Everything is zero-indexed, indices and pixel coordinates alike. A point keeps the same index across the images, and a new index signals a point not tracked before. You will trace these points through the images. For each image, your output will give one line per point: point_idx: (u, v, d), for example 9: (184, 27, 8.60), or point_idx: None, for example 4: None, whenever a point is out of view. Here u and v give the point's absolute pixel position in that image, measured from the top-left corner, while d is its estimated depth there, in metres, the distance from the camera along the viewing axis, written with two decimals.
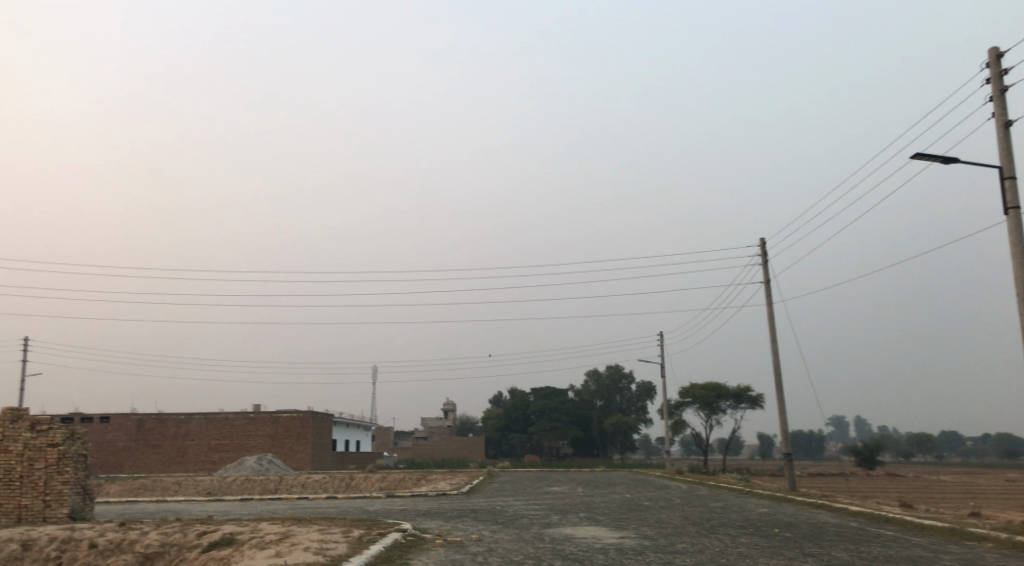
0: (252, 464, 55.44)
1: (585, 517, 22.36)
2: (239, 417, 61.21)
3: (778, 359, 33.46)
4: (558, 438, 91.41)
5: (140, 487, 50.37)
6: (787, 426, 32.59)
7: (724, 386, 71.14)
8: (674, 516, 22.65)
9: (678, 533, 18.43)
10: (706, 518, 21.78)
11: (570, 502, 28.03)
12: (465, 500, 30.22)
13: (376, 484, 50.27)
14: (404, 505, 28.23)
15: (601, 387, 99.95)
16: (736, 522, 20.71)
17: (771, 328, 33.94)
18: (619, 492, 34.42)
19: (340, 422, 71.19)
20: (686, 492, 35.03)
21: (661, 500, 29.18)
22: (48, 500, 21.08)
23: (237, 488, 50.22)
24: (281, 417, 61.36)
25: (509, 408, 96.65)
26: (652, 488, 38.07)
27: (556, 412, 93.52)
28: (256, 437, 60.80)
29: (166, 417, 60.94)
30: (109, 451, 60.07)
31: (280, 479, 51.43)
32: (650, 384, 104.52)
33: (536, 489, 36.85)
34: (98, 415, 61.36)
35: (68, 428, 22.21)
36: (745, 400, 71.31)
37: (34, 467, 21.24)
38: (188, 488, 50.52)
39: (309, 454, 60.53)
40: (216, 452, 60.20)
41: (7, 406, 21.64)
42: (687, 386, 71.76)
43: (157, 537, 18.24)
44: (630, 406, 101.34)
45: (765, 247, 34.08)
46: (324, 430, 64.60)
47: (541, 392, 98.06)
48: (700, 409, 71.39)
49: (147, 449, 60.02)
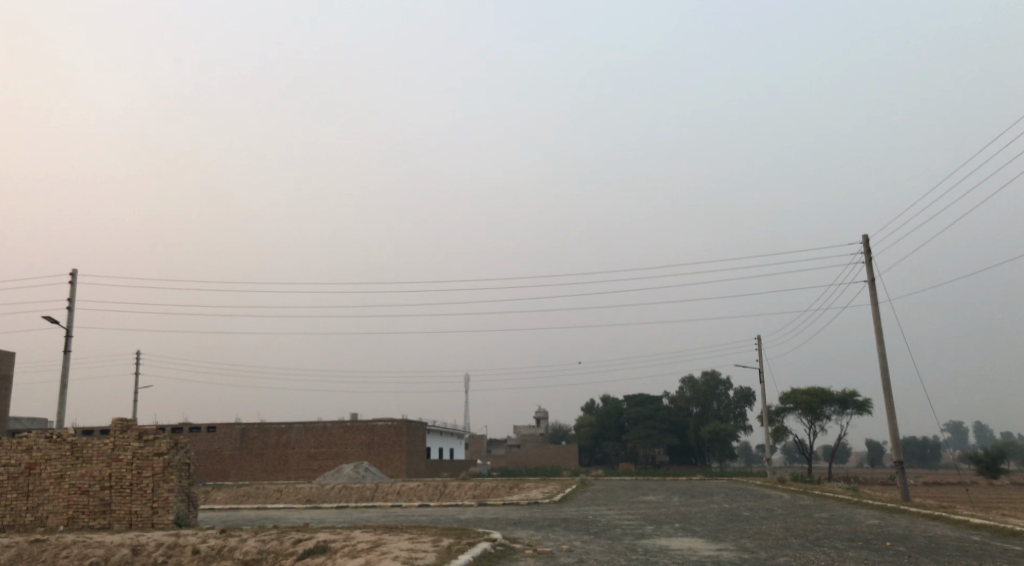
0: (350, 472, 56.74)
1: (680, 528, 21.55)
2: (337, 425, 62.84)
3: (885, 361, 31.53)
4: (653, 446, 89.64)
5: (245, 494, 52.35)
6: (898, 433, 30.64)
7: (828, 391, 67.95)
8: (775, 527, 21.54)
9: (779, 545, 17.44)
10: (810, 530, 20.60)
11: (665, 512, 27.15)
12: (557, 509, 29.79)
13: (470, 492, 50.43)
14: (495, 514, 28.06)
15: (697, 394, 97.45)
16: (843, 534, 19.46)
17: (878, 329, 32.03)
18: (716, 501, 33.22)
19: (433, 430, 72.06)
20: (788, 502, 33.46)
21: (762, 510, 27.89)
22: (155, 506, 22.01)
23: (335, 495, 51.47)
24: (376, 425, 62.63)
25: (602, 416, 95.54)
26: (752, 497, 36.63)
27: (650, 420, 91.77)
28: (353, 445, 62.26)
29: (268, 426, 63.24)
30: (216, 459, 62.80)
31: (376, 487, 52.38)
32: (748, 389, 101.16)
33: (630, 498, 36.03)
34: (206, 425, 64.26)
35: (172, 438, 23.14)
36: (851, 406, 67.87)
37: (142, 475, 22.22)
38: (290, 496, 52.14)
39: (404, 462, 61.49)
40: (315, 461, 61.99)
41: (117, 417, 22.78)
42: (788, 391, 68.95)
43: (255, 544, 18.69)
44: (728, 413, 98.31)
45: (868, 244, 32.22)
46: (418, 438, 65.49)
47: (635, 398, 96.45)
48: (802, 415, 68.43)
49: (251, 457, 62.44)
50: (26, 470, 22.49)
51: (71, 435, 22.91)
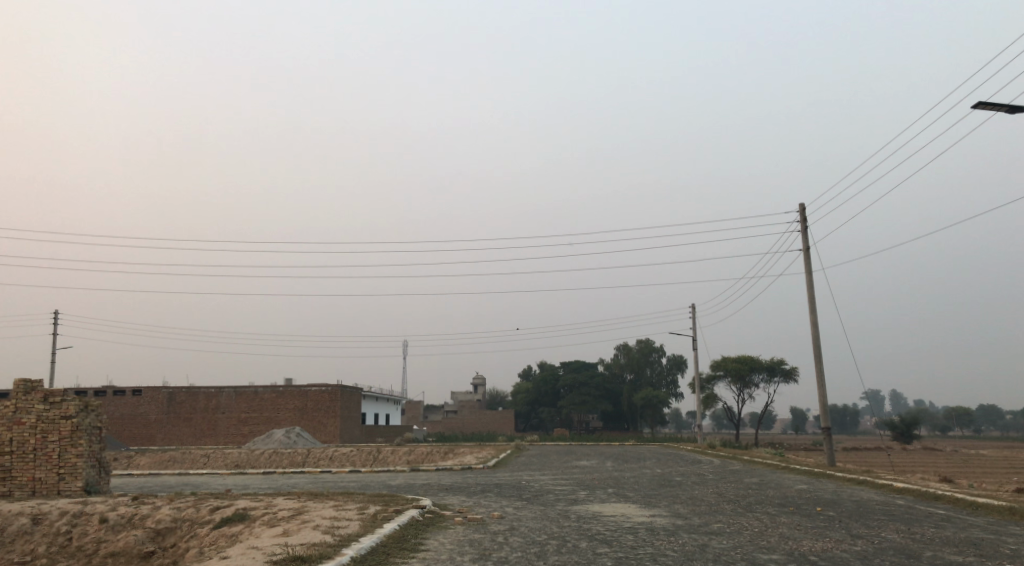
0: (281, 437, 55.36)
1: (613, 493, 21.30)
2: (269, 390, 61.17)
3: (817, 330, 31.96)
4: (588, 412, 90.58)
5: (170, 459, 50.53)
6: (827, 400, 31.19)
7: (756, 359, 69.51)
8: (707, 492, 21.51)
9: (712, 511, 17.26)
10: (742, 496, 20.62)
11: (598, 477, 26.99)
12: (490, 474, 29.42)
13: (404, 457, 49.81)
14: (427, 480, 27.46)
15: (631, 361, 98.78)
16: (774, 500, 19.49)
17: (811, 298, 32.41)
18: (649, 467, 33.41)
19: (369, 395, 71.09)
20: (719, 467, 33.86)
21: (694, 476, 28.02)
22: (62, 473, 20.63)
23: (265, 461, 50.14)
24: (310, 390, 61.19)
25: (538, 382, 95.97)
26: (684, 462, 37.05)
27: (586, 386, 92.60)
28: (286, 410, 60.79)
29: (197, 390, 61.14)
30: (141, 423, 60.49)
31: (308, 452, 51.21)
32: (680, 357, 103.06)
33: (563, 463, 35.98)
34: (131, 389, 61.71)
35: (82, 400, 21.65)
36: (779, 374, 69.60)
37: (47, 439, 20.77)
38: (217, 461, 50.57)
39: (338, 427, 60.33)
40: (246, 425, 60.34)
41: (20, 378, 21.21)
42: (719, 358, 70.25)
43: (169, 512, 17.61)
44: (661, 380, 100.00)
45: (804, 212, 32.42)
46: (353, 404, 64.38)
47: (571, 365, 97.09)
48: (731, 382, 69.95)
49: (179, 422, 60.38)
50: None
51: None
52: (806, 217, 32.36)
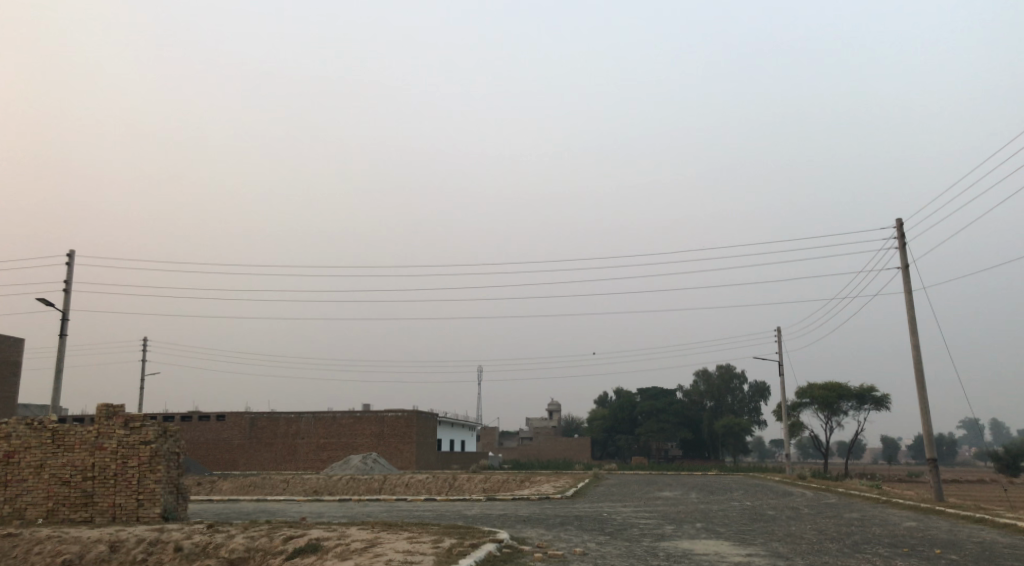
0: (358, 463, 55.47)
1: (702, 529, 19.95)
2: (347, 415, 61.54)
3: (919, 353, 29.68)
4: (666, 440, 87.96)
5: (251, 484, 51.12)
6: (932, 430, 28.81)
7: (845, 386, 66.00)
8: (806, 529, 19.89)
9: (815, 551, 15.79)
10: (846, 533, 18.97)
11: (684, 510, 25.53)
12: (569, 505, 28.26)
13: (479, 485, 48.99)
14: (504, 510, 26.53)
15: (711, 387, 95.73)
16: (883, 539, 17.80)
17: (911, 318, 30.18)
18: (737, 499, 31.56)
19: (444, 421, 70.84)
20: (813, 500, 31.70)
21: (788, 509, 26.22)
22: (141, 499, 20.65)
23: (343, 487, 50.19)
24: (386, 416, 61.26)
25: (614, 409, 93.91)
26: (774, 495, 34.96)
27: (664, 413, 90.03)
28: (363, 436, 60.99)
29: (278, 416, 62.07)
30: (225, 448, 61.72)
31: (385, 479, 51.02)
32: (763, 383, 99.22)
33: (645, 494, 34.44)
34: (215, 414, 63.13)
35: (161, 425, 21.75)
36: (869, 401, 65.80)
37: (127, 465, 20.85)
38: (296, 487, 50.90)
39: (414, 453, 60.11)
40: (324, 451, 60.78)
41: (103, 403, 21.46)
42: (805, 385, 67.04)
43: (242, 542, 17.22)
44: (742, 408, 96.43)
45: (902, 227, 30.32)
46: (429, 429, 64.17)
47: (648, 392, 94.70)
48: (818, 410, 66.56)
49: (260, 446, 61.31)
50: (5, 458, 21.11)
51: (53, 422, 21.50)
52: (904, 233, 30.25)
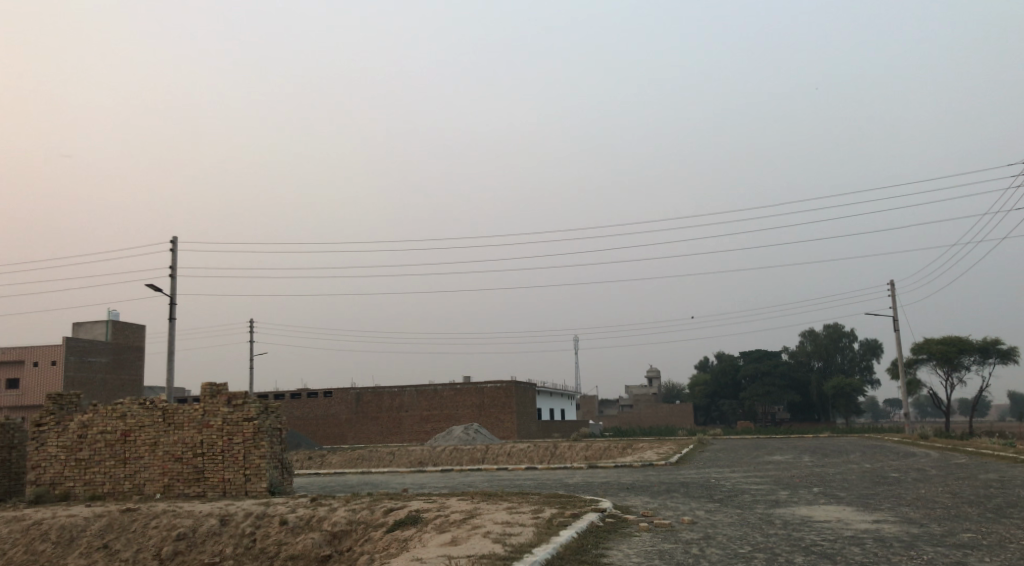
0: (460, 433, 56.04)
1: (821, 493, 18.59)
2: (447, 388, 62.24)
3: None
4: (773, 403, 84.97)
5: (359, 457, 52.40)
6: None
7: (966, 339, 61.51)
8: (937, 492, 18.20)
9: (953, 516, 14.27)
10: (985, 496, 17.23)
11: (798, 474, 24.08)
12: (675, 471, 27.21)
13: (581, 453, 48.50)
14: (607, 478, 25.84)
15: (818, 347, 91.72)
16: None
17: None
18: (855, 461, 29.66)
19: (543, 391, 70.71)
20: (941, 460, 29.45)
21: (914, 471, 24.30)
22: (248, 473, 21.12)
23: (446, 458, 50.78)
24: (486, 387, 61.58)
25: (717, 373, 91.37)
26: (895, 455, 32.79)
27: (769, 376, 86.92)
28: (465, 407, 61.57)
29: (381, 390, 63.47)
30: (334, 423, 63.69)
31: (487, 449, 51.28)
32: (875, 340, 94.18)
33: (753, 458, 32.93)
34: (322, 391, 65.12)
35: (262, 402, 22.15)
36: (994, 354, 61.12)
37: (233, 441, 21.34)
38: (401, 459, 51.88)
39: (514, 423, 60.25)
40: (428, 423, 61.80)
41: (206, 382, 22.00)
42: (921, 340, 62.95)
43: (344, 515, 17.22)
44: (853, 367, 91.95)
45: None
46: (528, 399, 64.14)
47: (751, 354, 91.63)
48: (937, 366, 62.42)
49: (367, 420, 62.93)
50: (121, 437, 21.94)
51: (163, 401, 22.24)
52: None
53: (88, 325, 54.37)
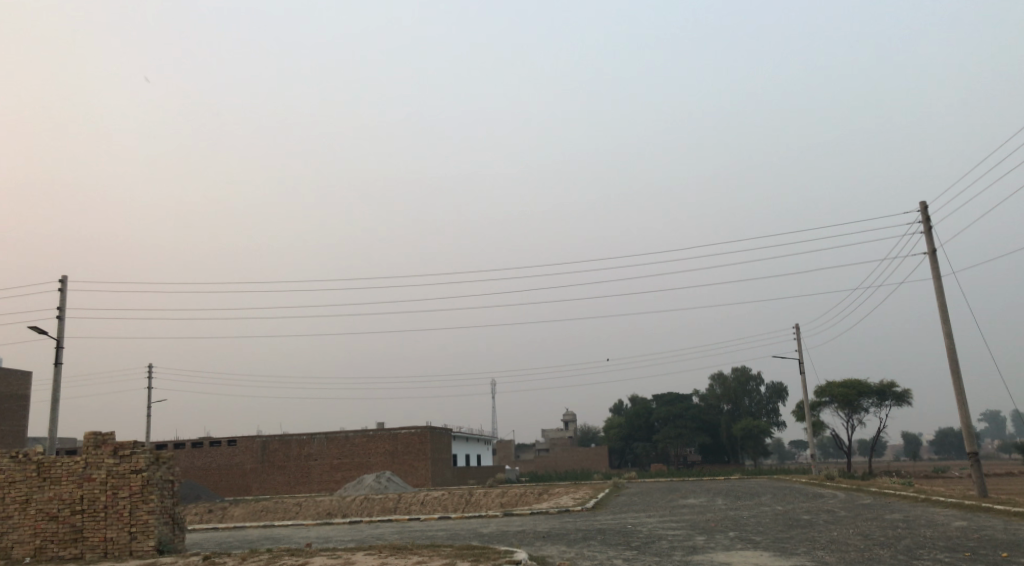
0: (372, 482, 54.08)
1: (736, 538, 18.47)
2: (360, 434, 60.21)
3: (952, 342, 28.08)
4: (685, 446, 86.10)
5: (263, 509, 49.67)
6: (971, 421, 27.13)
7: (864, 382, 64.10)
8: (848, 533, 18.34)
9: (867, 559, 14.28)
10: (894, 536, 17.42)
11: (713, 518, 23.99)
12: (591, 517, 26.74)
13: (497, 500, 47.46)
14: (522, 526, 25.08)
15: (728, 390, 93.85)
16: (936, 542, 16.23)
17: (942, 306, 28.62)
18: (766, 503, 29.92)
19: (459, 436, 69.42)
20: (847, 501, 30.09)
21: (824, 513, 24.57)
22: (134, 531, 19.35)
23: (357, 508, 48.75)
24: (400, 433, 59.83)
25: (631, 416, 92.11)
26: (804, 497, 33.36)
27: (681, 418, 88.21)
28: (377, 455, 59.59)
29: (290, 437, 60.81)
30: (238, 474, 60.45)
31: (400, 497, 49.60)
32: (780, 384, 97.19)
33: (669, 502, 32.84)
34: (226, 439, 61.89)
35: (153, 452, 20.49)
36: (890, 397, 63.86)
37: (118, 496, 19.56)
38: (309, 510, 49.49)
39: (429, 470, 58.59)
40: (338, 471, 59.42)
41: (90, 431, 20.20)
42: (824, 384, 65.22)
43: None
44: (760, 410, 94.47)
45: (927, 210, 28.78)
46: (443, 445, 62.72)
47: (664, 397, 92.86)
48: (838, 408, 64.67)
49: (274, 470, 60.06)
50: None
51: (38, 453, 20.24)
52: (929, 216, 28.70)
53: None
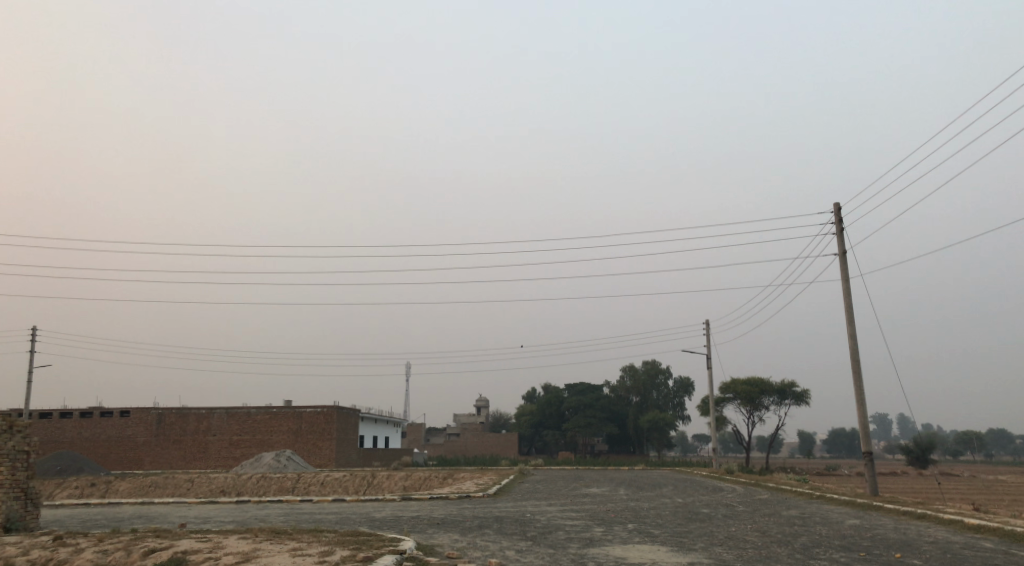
0: (270, 460, 51.92)
1: (635, 531, 17.86)
2: (263, 411, 57.79)
3: (856, 342, 28.51)
4: (593, 435, 86.76)
5: (151, 485, 46.88)
6: (867, 421, 27.62)
7: (766, 381, 65.79)
8: (745, 530, 18.07)
9: (766, 558, 13.84)
10: (791, 534, 17.16)
11: (613, 509, 23.49)
12: (491, 504, 25.99)
13: (400, 483, 46.19)
14: (418, 512, 24.00)
15: (637, 383, 95.10)
16: (831, 541, 16.05)
17: (849, 307, 29.03)
18: (667, 496, 29.80)
19: (368, 417, 67.64)
20: (744, 495, 30.34)
21: (723, 507, 24.40)
22: None
23: (252, 487, 46.63)
24: (305, 411, 57.71)
25: (542, 404, 92.18)
26: (704, 490, 33.60)
27: (591, 408, 88.79)
28: (280, 432, 57.31)
29: (187, 411, 57.77)
30: (128, 446, 57.08)
31: (299, 478, 47.72)
32: (687, 379, 99.16)
33: (572, 491, 32.45)
34: (118, 410, 58.31)
35: (5, 419, 18.42)
36: (790, 396, 65.73)
37: None
38: (201, 487, 47.00)
39: (334, 450, 56.73)
40: (237, 448, 56.88)
41: None
42: (728, 380, 66.56)
43: (91, 557, 14.30)
44: (667, 403, 96.12)
45: (841, 212, 29.14)
46: (350, 425, 60.92)
47: (576, 387, 93.34)
48: (740, 405, 66.11)
49: (168, 444, 56.96)
50: None
51: None
52: (842, 217, 29.02)
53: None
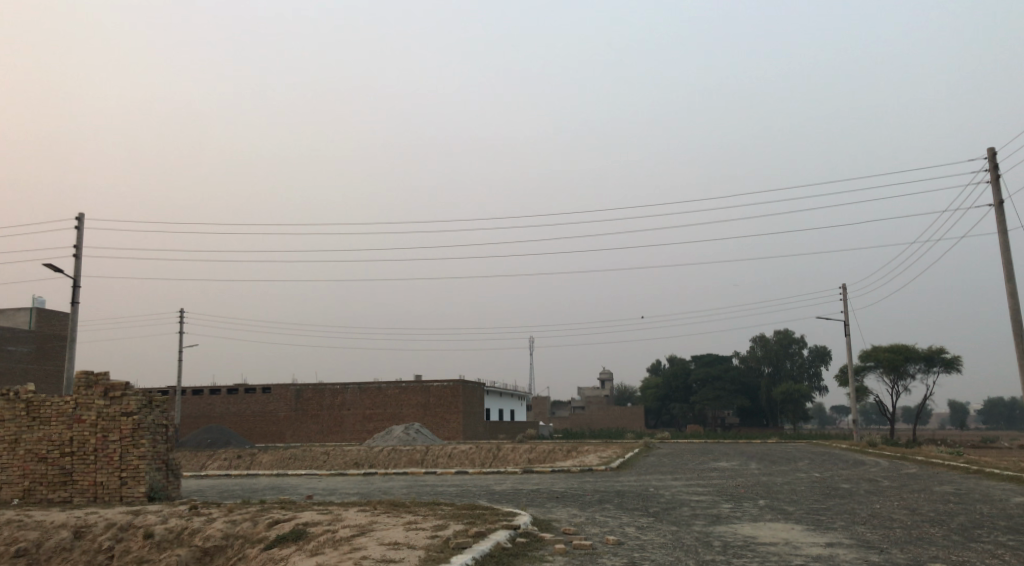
0: (400, 433, 53.49)
1: (767, 508, 16.61)
2: (392, 386, 59.61)
3: (1017, 302, 25.53)
4: (722, 408, 84.03)
5: (291, 457, 49.35)
6: None
7: (911, 347, 61.13)
8: (893, 508, 16.41)
9: (917, 540, 12.36)
10: (947, 513, 15.41)
11: (743, 483, 22.24)
12: (614, 478, 25.25)
13: (525, 456, 46.31)
14: (539, 485, 23.59)
15: (769, 352, 91.14)
16: (997, 521, 14.21)
17: (1008, 263, 26.02)
18: (804, 469, 28.01)
19: (493, 391, 68.39)
20: (890, 470, 28.05)
21: (866, 482, 22.49)
22: (124, 477, 18.41)
23: (384, 459, 48.16)
24: (432, 386, 59.00)
25: (668, 376, 90.17)
26: (844, 464, 31.42)
27: (720, 380, 85.92)
28: (409, 406, 58.94)
29: (323, 387, 60.49)
30: (271, 421, 60.46)
31: (428, 450, 48.82)
32: (823, 348, 94.18)
33: (699, 465, 31.19)
34: (261, 386, 61.82)
35: (146, 395, 19.46)
36: (939, 363, 60.79)
37: (108, 439, 18.60)
38: (336, 459, 49.01)
39: (460, 423, 57.75)
40: (370, 422, 59.01)
41: (81, 371, 19.14)
42: (868, 348, 62.27)
43: (221, 527, 14.79)
44: (802, 373, 91.57)
45: (995, 157, 26.06)
46: (476, 399, 61.77)
47: (703, 358, 90.63)
48: (883, 373, 61.76)
49: (307, 418, 59.92)
50: None
51: (30, 392, 19.37)
52: (998, 162, 25.96)
53: (10, 314, 47.77)
